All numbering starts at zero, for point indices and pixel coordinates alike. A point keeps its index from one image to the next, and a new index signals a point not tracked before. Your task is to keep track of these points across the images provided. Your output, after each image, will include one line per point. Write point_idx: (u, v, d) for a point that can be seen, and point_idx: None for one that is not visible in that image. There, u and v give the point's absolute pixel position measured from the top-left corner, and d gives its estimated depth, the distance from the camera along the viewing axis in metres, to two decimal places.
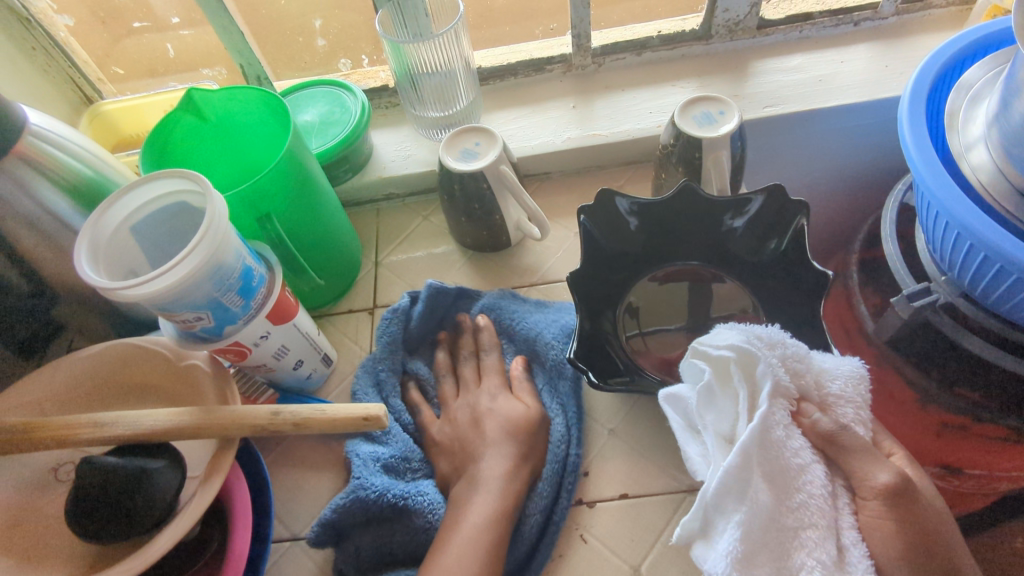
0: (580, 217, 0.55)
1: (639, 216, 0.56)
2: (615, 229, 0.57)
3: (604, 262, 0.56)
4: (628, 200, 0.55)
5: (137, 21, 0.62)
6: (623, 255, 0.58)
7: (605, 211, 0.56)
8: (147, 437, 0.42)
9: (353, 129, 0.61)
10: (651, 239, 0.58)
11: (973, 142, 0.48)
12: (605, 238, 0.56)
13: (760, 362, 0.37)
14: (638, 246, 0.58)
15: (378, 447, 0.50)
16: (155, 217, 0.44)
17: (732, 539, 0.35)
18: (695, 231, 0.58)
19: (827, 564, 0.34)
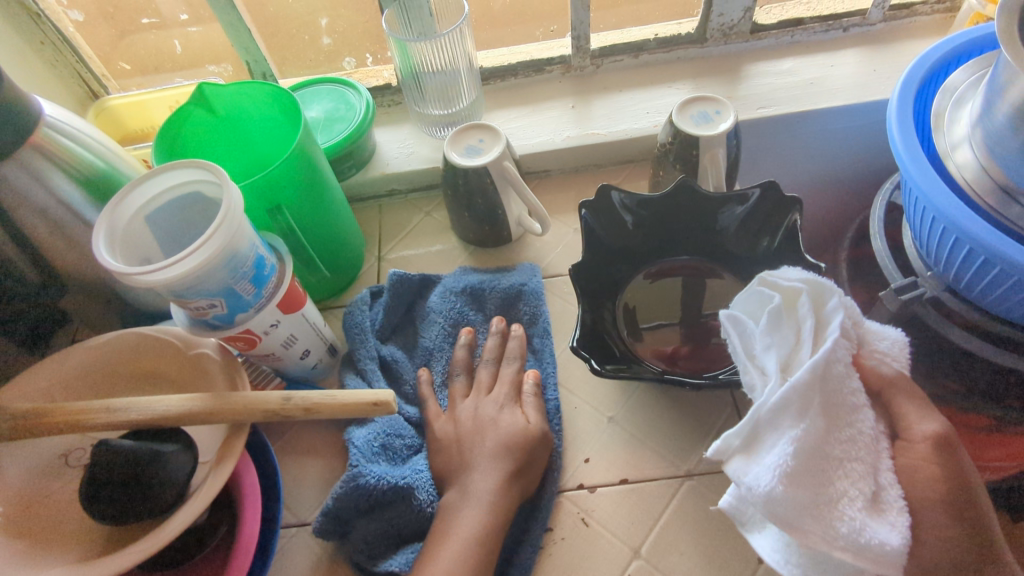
0: (581, 214, 0.56)
1: (637, 212, 0.58)
2: (614, 225, 0.58)
3: (604, 257, 0.58)
4: (626, 198, 0.57)
5: (145, 17, 0.63)
6: (621, 251, 0.59)
7: (604, 208, 0.57)
8: (160, 422, 0.43)
9: (358, 125, 0.63)
10: (648, 235, 0.60)
11: (958, 142, 0.50)
12: (605, 233, 0.58)
13: (835, 296, 0.42)
14: (635, 241, 0.60)
15: (371, 433, 0.51)
16: (169, 207, 0.45)
17: (784, 453, 0.37)
18: (691, 228, 0.59)
19: (866, 496, 0.37)
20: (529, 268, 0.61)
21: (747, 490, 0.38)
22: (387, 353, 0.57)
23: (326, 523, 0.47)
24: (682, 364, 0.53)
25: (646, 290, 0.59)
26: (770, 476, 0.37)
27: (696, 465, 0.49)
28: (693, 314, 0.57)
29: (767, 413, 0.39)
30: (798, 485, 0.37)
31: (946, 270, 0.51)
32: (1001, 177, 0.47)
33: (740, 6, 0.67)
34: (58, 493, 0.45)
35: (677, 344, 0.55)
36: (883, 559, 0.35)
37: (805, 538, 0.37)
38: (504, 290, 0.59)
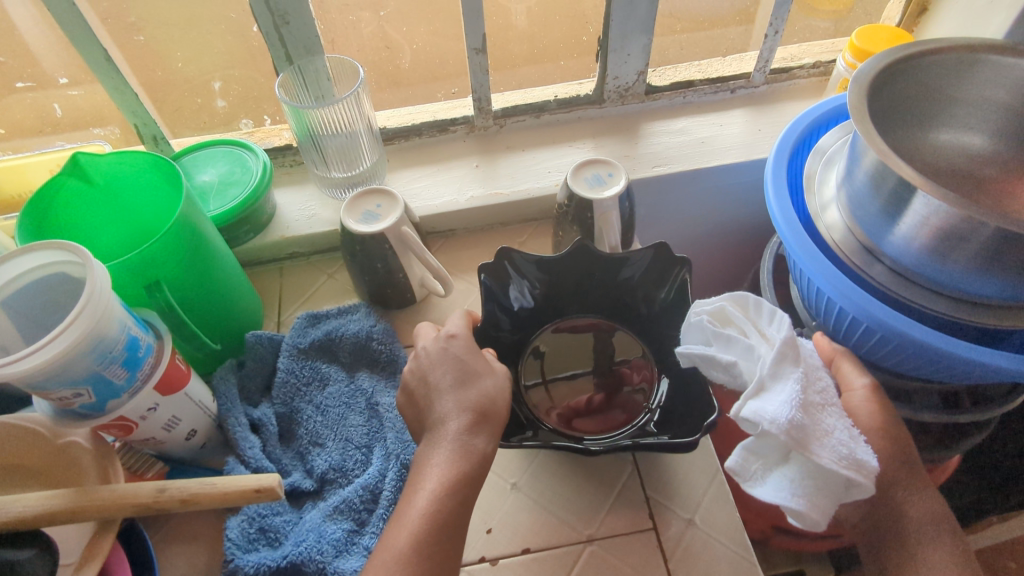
0: (484, 275, 0.56)
1: (538, 272, 0.58)
2: (516, 284, 0.58)
3: (507, 315, 0.58)
4: (527, 259, 0.57)
5: (20, 80, 0.60)
6: (523, 310, 0.60)
7: (506, 268, 0.57)
8: (14, 525, 0.40)
9: (254, 188, 0.61)
10: (551, 294, 0.60)
11: (827, 203, 0.54)
12: (505, 294, 0.58)
13: (750, 294, 0.49)
14: (538, 299, 0.60)
15: (246, 517, 0.47)
16: (30, 290, 0.42)
17: (793, 389, 0.41)
18: (591, 287, 0.60)
19: (849, 430, 0.41)
20: (364, 308, 0.61)
21: (769, 423, 0.40)
22: (258, 416, 0.54)
23: None
24: (587, 425, 0.53)
25: (550, 349, 0.59)
26: (787, 408, 0.40)
27: (599, 529, 0.49)
28: (599, 371, 0.57)
29: (768, 369, 0.43)
30: (806, 417, 0.40)
31: (827, 322, 0.55)
32: (866, 239, 0.50)
33: (633, 70, 0.70)
34: None
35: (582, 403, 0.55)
36: (869, 476, 0.39)
37: (814, 457, 0.39)
38: (354, 334, 0.58)
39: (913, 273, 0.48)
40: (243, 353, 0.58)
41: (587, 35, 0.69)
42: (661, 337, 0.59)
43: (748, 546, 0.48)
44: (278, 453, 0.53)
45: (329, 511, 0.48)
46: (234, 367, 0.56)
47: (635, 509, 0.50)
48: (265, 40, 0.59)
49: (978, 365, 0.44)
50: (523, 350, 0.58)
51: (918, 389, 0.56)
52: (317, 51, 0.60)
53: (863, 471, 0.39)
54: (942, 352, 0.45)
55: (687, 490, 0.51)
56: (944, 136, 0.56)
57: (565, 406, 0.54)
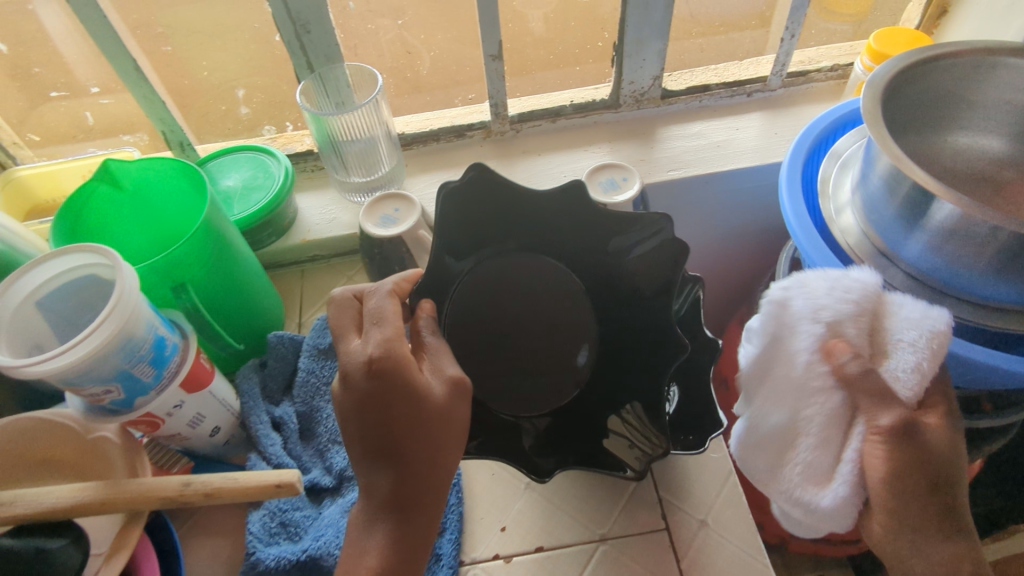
0: (464, 189, 0.47)
1: (518, 205, 0.50)
2: (489, 214, 0.50)
3: (466, 225, 0.49)
4: (506, 187, 0.48)
5: (54, 89, 0.62)
6: (486, 230, 0.50)
7: (484, 192, 0.48)
8: (50, 516, 0.42)
9: (276, 193, 0.63)
10: (530, 229, 0.52)
11: (842, 207, 0.54)
12: (472, 205, 0.48)
13: None
14: (509, 231, 0.51)
15: (266, 514, 0.48)
16: (64, 291, 0.44)
17: (742, 426, 0.47)
18: (579, 244, 0.53)
19: (817, 463, 0.42)
20: None
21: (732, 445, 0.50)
22: (280, 415, 0.56)
23: None
24: (503, 403, 0.53)
25: (488, 279, 0.52)
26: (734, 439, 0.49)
27: (611, 529, 0.50)
28: (533, 330, 0.54)
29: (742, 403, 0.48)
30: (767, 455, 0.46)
31: None
32: (881, 243, 0.50)
33: (649, 75, 0.71)
34: None
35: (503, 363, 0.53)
36: (819, 516, 0.42)
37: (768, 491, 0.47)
38: None
39: (928, 277, 0.48)
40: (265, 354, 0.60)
41: (603, 41, 0.70)
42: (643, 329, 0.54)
43: (760, 549, 0.48)
44: (298, 452, 0.55)
45: (347, 507, 0.50)
46: (256, 367, 0.58)
47: (648, 511, 0.50)
48: (286, 48, 0.61)
49: (994, 370, 0.44)
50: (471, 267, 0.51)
51: None
52: (337, 59, 0.62)
53: (812, 512, 0.43)
54: (957, 355, 0.45)
55: (700, 492, 0.51)
56: (960, 139, 0.56)
57: (482, 353, 0.52)
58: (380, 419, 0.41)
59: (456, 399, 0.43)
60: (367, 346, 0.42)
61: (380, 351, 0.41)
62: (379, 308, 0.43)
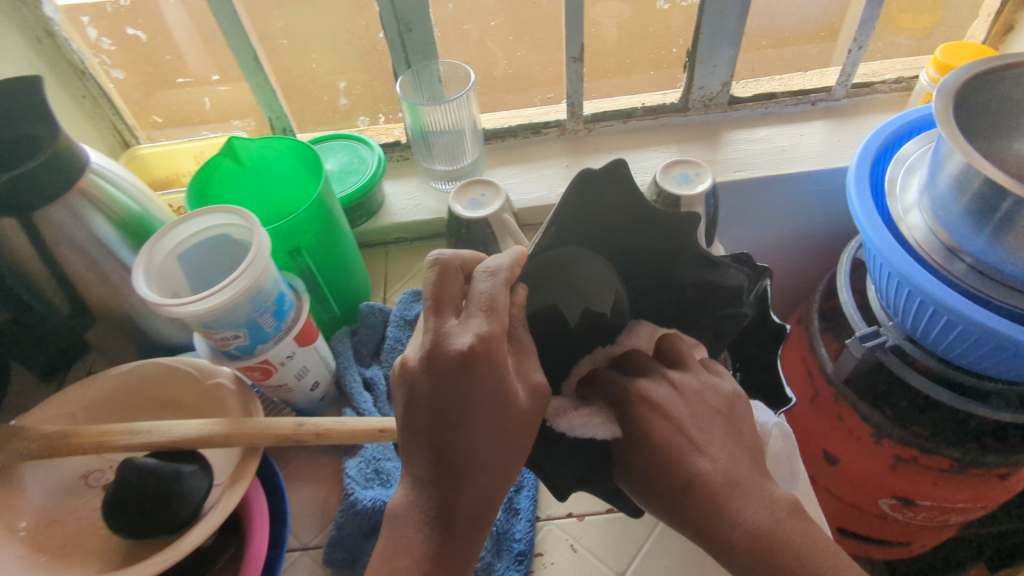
0: (601, 182, 0.46)
1: (630, 212, 0.48)
2: (600, 210, 0.48)
3: (581, 222, 0.48)
4: (633, 193, 0.47)
5: (180, 77, 0.68)
6: (583, 228, 0.49)
7: (616, 191, 0.47)
8: (180, 444, 0.48)
9: (370, 178, 0.68)
10: (616, 234, 0.50)
11: (909, 207, 0.57)
12: (602, 200, 0.47)
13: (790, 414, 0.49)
14: (597, 234, 0.50)
15: (359, 464, 0.54)
16: (200, 247, 0.50)
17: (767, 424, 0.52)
18: (651, 265, 0.51)
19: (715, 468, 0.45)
20: None
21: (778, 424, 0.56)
22: (370, 376, 0.61)
23: (333, 553, 0.51)
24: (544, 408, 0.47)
25: (554, 267, 0.50)
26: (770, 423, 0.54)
27: None
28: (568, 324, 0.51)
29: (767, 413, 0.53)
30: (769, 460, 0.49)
31: (906, 320, 0.58)
32: (949, 239, 0.53)
33: (718, 81, 0.75)
34: (78, 512, 0.49)
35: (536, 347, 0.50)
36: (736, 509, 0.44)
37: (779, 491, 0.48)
38: None
39: (997, 272, 0.50)
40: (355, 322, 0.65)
41: (677, 47, 0.74)
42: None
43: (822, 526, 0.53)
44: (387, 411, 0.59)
45: None
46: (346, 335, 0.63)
47: None
48: (388, 45, 0.66)
49: None
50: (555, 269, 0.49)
51: (995, 390, 0.58)
52: (432, 57, 0.67)
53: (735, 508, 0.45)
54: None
55: None
56: None
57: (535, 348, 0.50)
58: (457, 428, 0.37)
59: (534, 407, 0.40)
60: (467, 334, 0.37)
61: (483, 345, 0.36)
62: (489, 294, 0.39)
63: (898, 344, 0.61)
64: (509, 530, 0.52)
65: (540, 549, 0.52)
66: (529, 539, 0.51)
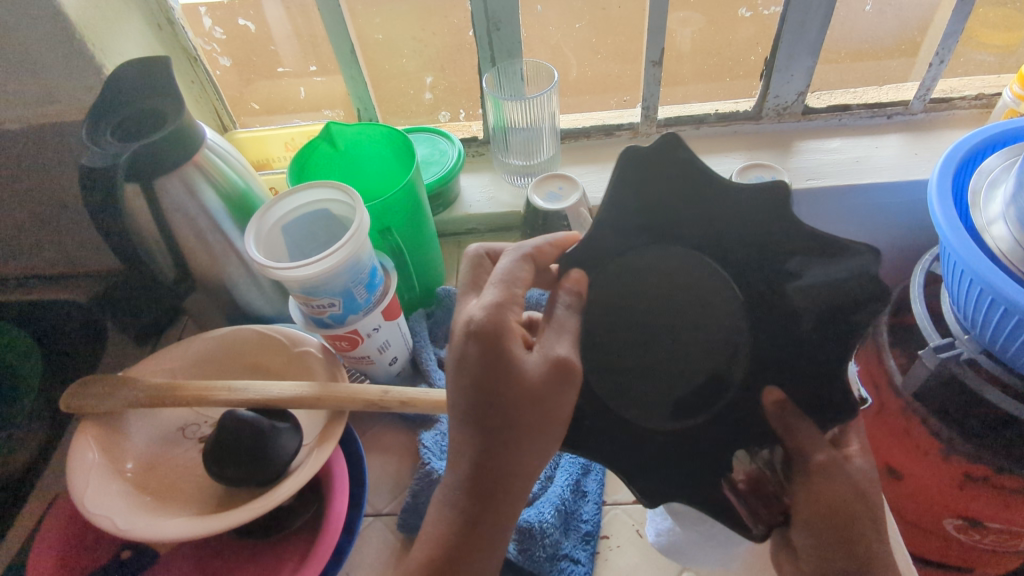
0: (662, 157, 0.41)
1: (709, 193, 0.42)
2: (663, 203, 0.42)
3: (646, 208, 0.42)
4: (708, 174, 0.41)
5: (281, 67, 0.73)
6: (657, 220, 0.42)
7: (675, 171, 0.41)
8: (273, 403, 0.51)
9: (450, 169, 0.71)
10: (712, 229, 0.42)
11: (994, 218, 0.56)
12: (658, 178, 0.41)
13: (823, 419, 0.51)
14: (680, 228, 0.42)
15: (440, 434, 0.57)
16: (302, 220, 0.54)
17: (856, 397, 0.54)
18: (757, 252, 0.42)
19: None
20: None
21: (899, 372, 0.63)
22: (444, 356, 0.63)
23: (408, 518, 0.53)
24: (640, 417, 0.44)
25: (645, 274, 0.43)
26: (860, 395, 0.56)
27: None
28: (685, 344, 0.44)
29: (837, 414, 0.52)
30: None
31: (984, 333, 0.58)
32: None
33: (794, 90, 0.76)
34: (175, 460, 0.52)
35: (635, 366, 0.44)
36: None
37: None
38: None
39: None
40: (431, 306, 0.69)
41: (756, 55, 0.75)
42: (790, 341, 0.43)
43: None
44: None
45: None
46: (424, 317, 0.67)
47: None
48: (476, 43, 0.70)
49: None
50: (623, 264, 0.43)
51: None
52: (517, 56, 0.71)
53: None
54: None
55: None
56: None
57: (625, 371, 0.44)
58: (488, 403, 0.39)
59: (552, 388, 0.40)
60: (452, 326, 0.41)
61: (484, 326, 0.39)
62: (508, 273, 0.43)
63: (973, 357, 0.61)
64: (579, 511, 0.56)
65: (606, 532, 0.55)
66: (596, 521, 0.55)
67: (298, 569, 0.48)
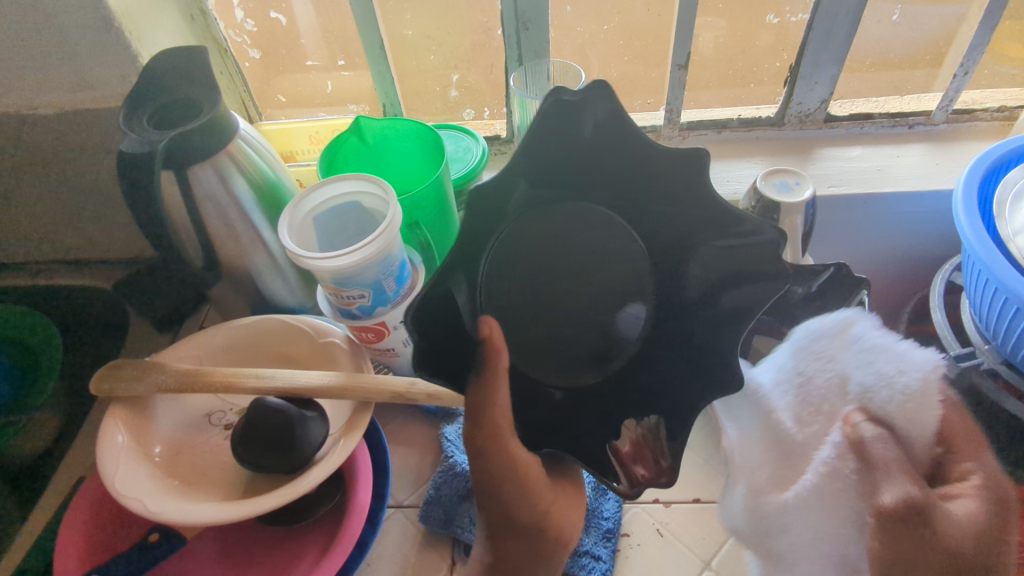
0: (573, 130, 0.36)
1: (624, 155, 0.37)
2: (570, 161, 0.37)
3: (554, 164, 0.37)
4: (630, 136, 0.36)
5: (310, 60, 0.73)
6: (559, 183, 0.38)
7: (596, 131, 0.36)
8: (301, 392, 0.51)
9: (474, 166, 0.71)
10: (608, 182, 0.38)
11: (1019, 229, 0.56)
12: (571, 136, 0.36)
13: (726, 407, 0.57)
14: (579, 192, 0.39)
15: (463, 429, 0.58)
16: (333, 212, 0.54)
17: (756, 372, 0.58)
18: (658, 216, 0.40)
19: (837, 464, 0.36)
20: None
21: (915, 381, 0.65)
22: None
23: (430, 511, 0.54)
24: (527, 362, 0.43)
25: (540, 236, 0.40)
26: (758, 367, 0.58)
27: None
28: (585, 300, 0.43)
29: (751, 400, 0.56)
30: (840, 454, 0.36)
31: (1005, 343, 0.58)
32: None
33: (818, 97, 0.77)
34: (203, 445, 0.53)
35: (529, 326, 0.43)
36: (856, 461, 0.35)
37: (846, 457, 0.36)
38: None
39: None
40: None
41: (781, 61, 0.75)
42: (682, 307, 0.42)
43: None
44: None
45: None
46: None
47: None
48: (505, 42, 0.71)
49: None
50: (517, 221, 0.39)
51: None
52: (544, 56, 0.71)
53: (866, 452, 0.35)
54: None
55: None
56: None
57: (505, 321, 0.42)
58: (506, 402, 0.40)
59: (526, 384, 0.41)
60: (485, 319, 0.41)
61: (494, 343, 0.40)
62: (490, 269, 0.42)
63: (993, 366, 0.63)
64: (599, 508, 0.56)
65: (626, 530, 0.56)
66: (615, 519, 0.56)
67: (322, 557, 0.48)
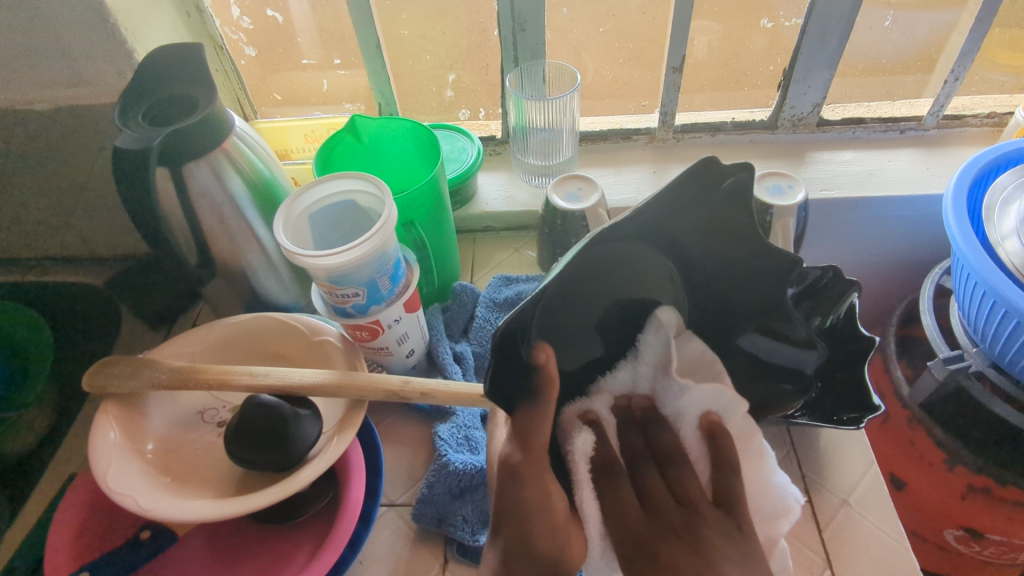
0: (713, 192, 0.38)
1: (727, 230, 0.41)
2: (682, 217, 0.40)
3: (676, 216, 0.39)
4: (742, 217, 0.40)
5: (305, 59, 0.73)
6: (660, 231, 0.40)
7: (721, 201, 0.39)
8: (294, 390, 0.51)
9: (469, 167, 0.72)
10: (690, 248, 0.42)
11: (1007, 234, 0.57)
12: (701, 202, 0.39)
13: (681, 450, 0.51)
14: (664, 244, 0.42)
15: (457, 426, 0.58)
16: (328, 210, 0.54)
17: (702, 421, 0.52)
18: (706, 272, 0.45)
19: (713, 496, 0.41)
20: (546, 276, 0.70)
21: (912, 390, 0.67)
22: (460, 350, 0.64)
23: (423, 509, 0.54)
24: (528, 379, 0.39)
25: (601, 269, 0.40)
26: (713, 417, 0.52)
27: None
28: (599, 326, 0.45)
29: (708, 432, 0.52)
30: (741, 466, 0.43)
31: (993, 347, 0.59)
32: None
33: (811, 102, 0.77)
34: (194, 443, 0.53)
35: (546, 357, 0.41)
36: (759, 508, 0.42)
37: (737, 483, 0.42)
38: None
39: None
40: (446, 302, 0.69)
41: (775, 65, 0.76)
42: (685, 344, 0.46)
43: (901, 533, 0.55)
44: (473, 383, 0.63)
45: None
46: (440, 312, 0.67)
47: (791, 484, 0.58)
48: (501, 43, 0.71)
49: None
50: (599, 261, 0.39)
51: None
52: (541, 57, 0.72)
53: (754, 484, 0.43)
54: None
55: (841, 476, 0.59)
56: None
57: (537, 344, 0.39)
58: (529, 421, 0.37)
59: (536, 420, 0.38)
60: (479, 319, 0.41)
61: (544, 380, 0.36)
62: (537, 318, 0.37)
63: (981, 370, 0.63)
64: None
65: None
66: None
67: (314, 554, 0.48)
